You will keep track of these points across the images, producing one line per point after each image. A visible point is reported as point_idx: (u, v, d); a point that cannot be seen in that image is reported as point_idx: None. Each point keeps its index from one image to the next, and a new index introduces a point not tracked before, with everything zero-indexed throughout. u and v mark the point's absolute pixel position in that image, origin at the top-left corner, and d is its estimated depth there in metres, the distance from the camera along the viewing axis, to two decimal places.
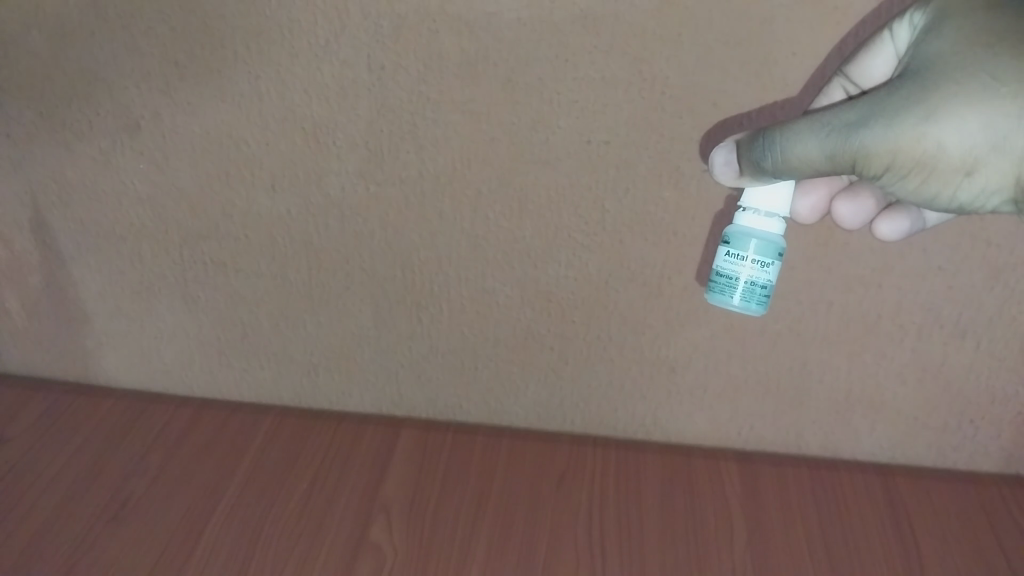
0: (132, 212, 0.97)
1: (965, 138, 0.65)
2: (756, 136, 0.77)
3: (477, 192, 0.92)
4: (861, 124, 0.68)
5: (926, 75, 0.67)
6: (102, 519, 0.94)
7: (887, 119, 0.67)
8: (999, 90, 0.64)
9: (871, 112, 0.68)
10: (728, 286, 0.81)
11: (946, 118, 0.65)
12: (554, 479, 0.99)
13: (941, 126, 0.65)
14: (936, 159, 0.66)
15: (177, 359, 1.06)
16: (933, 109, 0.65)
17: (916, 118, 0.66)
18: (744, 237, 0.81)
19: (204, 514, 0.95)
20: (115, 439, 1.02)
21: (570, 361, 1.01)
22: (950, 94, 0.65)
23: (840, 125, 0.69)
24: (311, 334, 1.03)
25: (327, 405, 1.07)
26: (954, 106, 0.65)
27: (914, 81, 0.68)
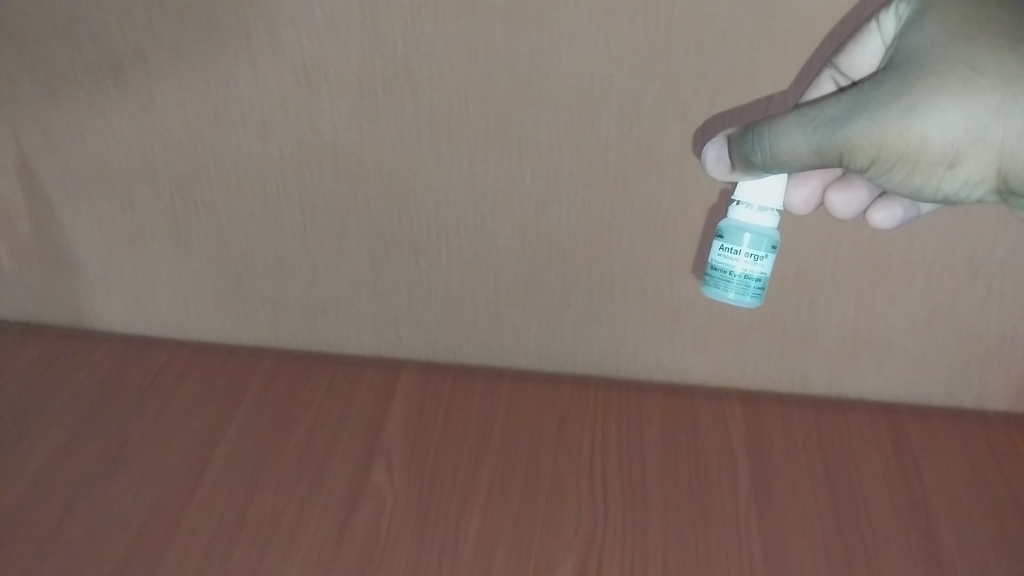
0: (118, 154, 0.94)
1: (947, 131, 0.66)
2: (745, 131, 0.77)
3: (475, 131, 0.89)
4: (847, 119, 0.69)
5: (908, 70, 0.68)
6: (100, 464, 0.93)
7: (871, 113, 0.68)
8: (977, 81, 0.65)
9: (855, 106, 0.68)
10: (723, 280, 0.82)
11: (928, 112, 0.66)
12: (555, 421, 0.99)
13: (923, 120, 0.66)
14: (917, 152, 0.67)
15: (172, 304, 1.05)
16: (915, 104, 0.66)
17: (899, 112, 0.67)
18: (738, 232, 0.82)
19: (202, 457, 0.94)
20: (111, 386, 1.02)
21: (572, 304, 0.99)
22: (932, 88, 0.66)
23: (825, 120, 0.70)
24: (307, 278, 1.01)
25: (326, 348, 1.07)
26: (935, 98, 0.66)
27: (898, 74, 0.68)
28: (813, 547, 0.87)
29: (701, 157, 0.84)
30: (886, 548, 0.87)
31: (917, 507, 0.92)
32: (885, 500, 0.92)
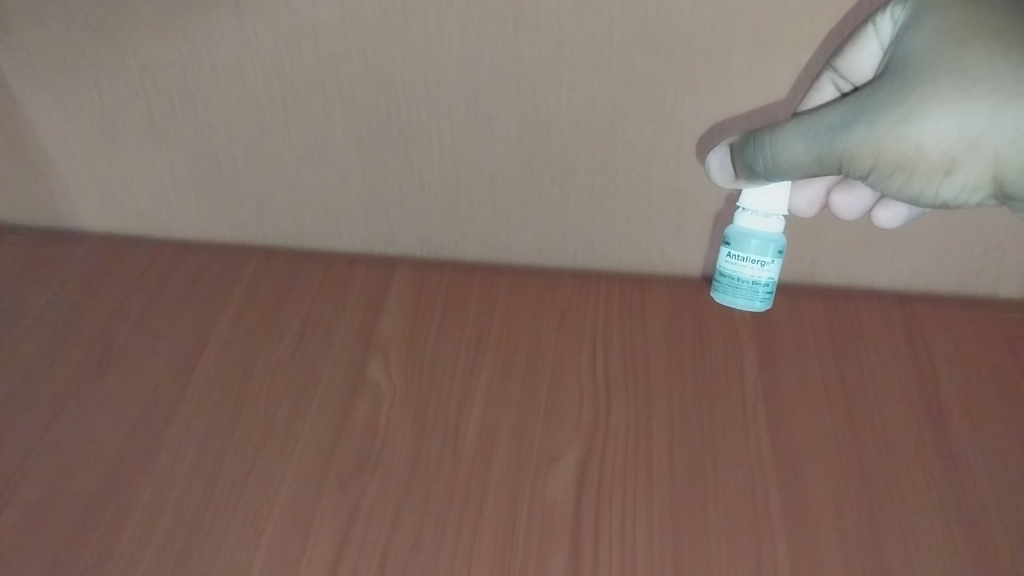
0: (81, 38, 0.87)
1: (941, 137, 0.64)
2: (747, 140, 0.79)
3: (466, 4, 0.81)
4: (843, 127, 0.69)
5: (906, 78, 0.67)
6: (86, 365, 0.89)
7: (867, 122, 0.68)
8: (971, 90, 0.63)
9: (852, 116, 0.69)
10: (730, 287, 0.93)
11: (921, 119, 0.65)
12: (556, 315, 0.95)
13: (917, 128, 0.65)
14: (914, 160, 0.66)
15: (152, 200, 1.00)
16: (906, 113, 0.66)
17: (893, 121, 0.66)
18: (747, 242, 0.89)
19: (192, 357, 0.91)
20: (93, 286, 0.98)
21: (573, 194, 0.94)
22: (925, 95, 0.65)
23: (823, 132, 0.71)
24: (293, 171, 0.95)
25: (316, 244, 1.02)
26: (930, 108, 0.65)
27: (895, 82, 0.68)
28: (823, 437, 0.84)
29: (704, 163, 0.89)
30: (899, 434, 0.85)
31: (929, 395, 0.89)
32: (897, 387, 0.90)
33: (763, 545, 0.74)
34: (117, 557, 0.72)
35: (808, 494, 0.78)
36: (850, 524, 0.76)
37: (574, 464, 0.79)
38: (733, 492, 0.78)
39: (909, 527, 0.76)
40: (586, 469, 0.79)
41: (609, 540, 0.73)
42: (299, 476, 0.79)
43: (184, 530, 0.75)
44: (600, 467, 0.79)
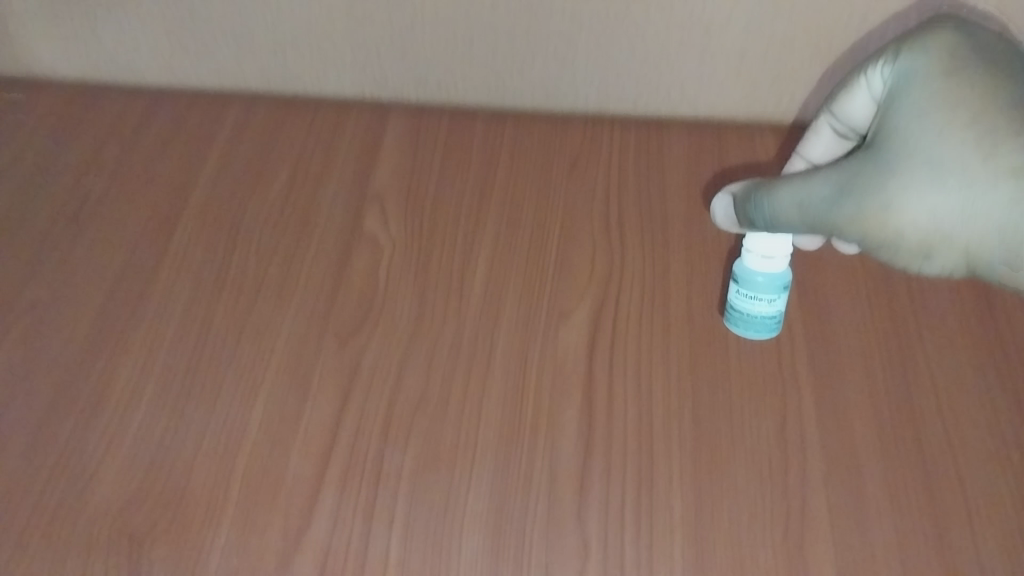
0: None
1: (931, 213, 0.59)
2: (745, 194, 0.72)
3: None
4: (834, 199, 0.64)
5: (904, 137, 0.62)
6: (60, 222, 0.83)
7: (857, 197, 0.62)
8: (957, 167, 0.59)
9: (840, 189, 0.64)
10: (741, 322, 0.72)
11: (899, 207, 0.60)
12: (565, 164, 0.88)
13: (900, 208, 0.60)
14: (906, 239, 0.61)
15: (118, 43, 0.90)
16: (900, 198, 0.60)
17: (878, 202, 0.61)
18: (754, 270, 0.71)
19: (175, 209, 0.84)
20: (62, 139, 0.90)
21: (584, 29, 0.83)
22: (903, 180, 0.61)
23: (813, 198, 0.65)
24: (269, 6, 0.84)
25: (302, 91, 0.93)
26: (915, 230, 0.60)
27: (895, 134, 0.63)
28: (851, 289, 0.78)
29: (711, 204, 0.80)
30: (937, 289, 0.78)
31: None
32: None
33: (788, 398, 0.70)
34: (107, 416, 0.69)
35: (835, 347, 0.73)
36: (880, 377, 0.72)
37: (587, 318, 0.74)
38: (755, 343, 0.73)
39: (941, 378, 0.72)
40: (599, 323, 0.74)
41: (625, 395, 0.69)
42: (294, 334, 0.74)
43: (175, 389, 0.71)
44: (614, 321, 0.74)
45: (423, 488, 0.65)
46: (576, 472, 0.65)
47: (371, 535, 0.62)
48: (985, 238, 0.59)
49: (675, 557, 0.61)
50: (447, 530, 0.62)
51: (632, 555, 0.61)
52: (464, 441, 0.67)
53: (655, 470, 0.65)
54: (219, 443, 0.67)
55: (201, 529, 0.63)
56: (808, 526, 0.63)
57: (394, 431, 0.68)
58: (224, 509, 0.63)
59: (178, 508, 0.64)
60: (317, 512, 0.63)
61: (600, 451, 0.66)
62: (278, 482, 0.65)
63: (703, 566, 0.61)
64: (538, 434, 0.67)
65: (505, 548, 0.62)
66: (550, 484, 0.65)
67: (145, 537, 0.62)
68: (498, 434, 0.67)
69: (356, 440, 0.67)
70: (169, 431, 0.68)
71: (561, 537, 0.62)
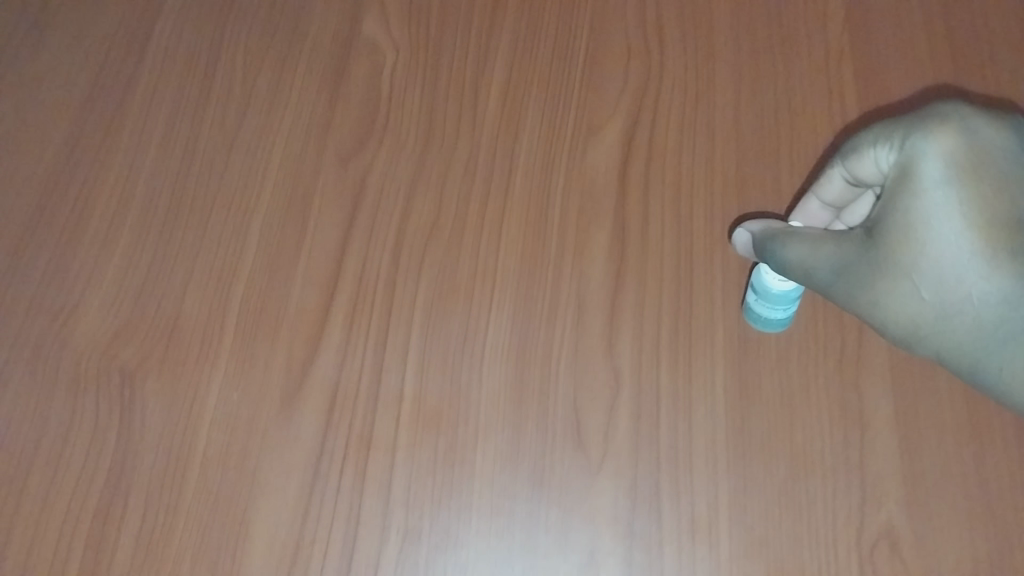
0: None
1: (909, 311, 0.42)
2: (758, 227, 0.53)
3: None
4: (832, 280, 0.46)
5: (903, 225, 0.41)
6: (17, 27, 0.71)
7: (849, 282, 0.44)
8: (978, 275, 0.39)
9: (842, 267, 0.45)
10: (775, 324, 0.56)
11: (886, 298, 0.42)
12: None
13: (884, 299, 0.43)
14: (891, 332, 0.43)
15: None
16: (894, 298, 0.42)
17: (870, 291, 0.43)
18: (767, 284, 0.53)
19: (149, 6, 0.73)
20: None
21: None
22: (890, 268, 0.42)
23: (824, 266, 0.46)
24: None
25: None
26: (890, 332, 0.43)
27: (898, 217, 0.42)
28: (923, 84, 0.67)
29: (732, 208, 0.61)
30: None
31: None
32: None
33: None
34: (87, 240, 0.62)
35: None
36: None
37: (620, 131, 0.65)
38: (810, 155, 0.64)
39: None
40: (634, 137, 0.65)
41: (662, 218, 0.62)
42: (291, 151, 0.66)
43: (161, 212, 0.63)
44: (652, 135, 0.65)
45: (440, 318, 0.58)
46: (608, 302, 0.59)
47: (384, 367, 0.57)
48: (1009, 360, 0.40)
49: (717, 391, 0.56)
50: (467, 363, 0.57)
51: (671, 389, 0.56)
52: (483, 269, 0.60)
53: (696, 299, 0.59)
54: (213, 270, 0.61)
55: (198, 362, 0.57)
56: (865, 357, 0.57)
57: (405, 263, 0.60)
58: (222, 341, 0.58)
59: (172, 340, 0.58)
60: (324, 343, 0.58)
61: (634, 279, 0.60)
62: (280, 312, 0.59)
63: (748, 400, 0.55)
64: (565, 261, 0.60)
65: (531, 381, 0.56)
66: (580, 314, 0.58)
67: (137, 371, 0.57)
68: (521, 260, 0.61)
69: (363, 267, 0.60)
70: (157, 256, 0.61)
71: (592, 370, 0.57)
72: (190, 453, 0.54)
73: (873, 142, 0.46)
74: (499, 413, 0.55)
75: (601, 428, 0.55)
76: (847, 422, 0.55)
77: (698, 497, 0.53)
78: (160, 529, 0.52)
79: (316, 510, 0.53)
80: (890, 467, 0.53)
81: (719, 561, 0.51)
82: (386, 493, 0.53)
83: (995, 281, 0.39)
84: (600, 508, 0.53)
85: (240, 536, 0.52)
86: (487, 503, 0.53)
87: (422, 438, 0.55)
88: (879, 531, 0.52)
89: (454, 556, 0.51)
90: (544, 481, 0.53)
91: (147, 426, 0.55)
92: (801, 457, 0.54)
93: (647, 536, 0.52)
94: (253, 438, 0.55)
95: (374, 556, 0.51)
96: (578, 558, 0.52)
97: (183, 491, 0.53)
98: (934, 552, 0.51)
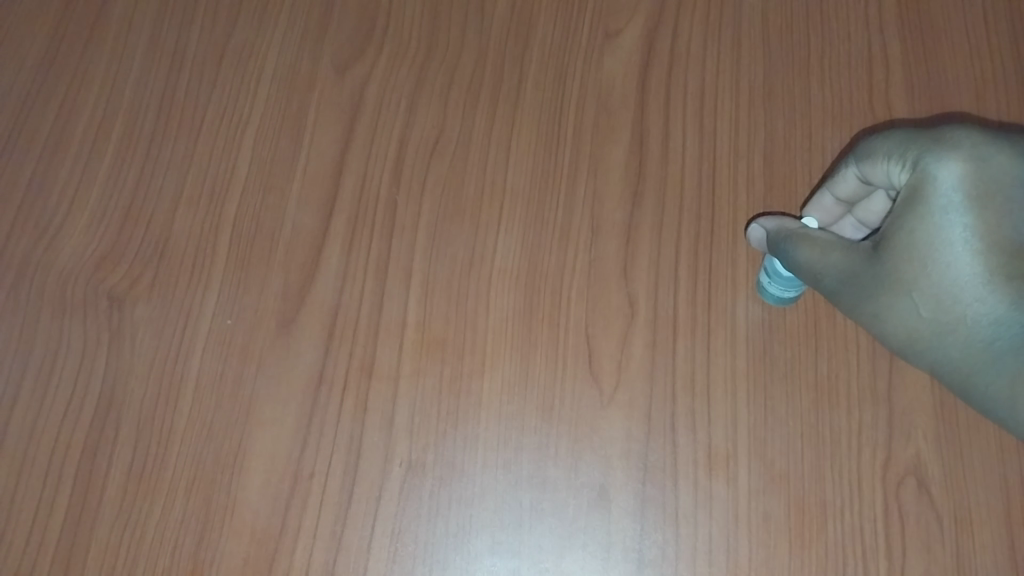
0: None
1: (909, 329, 0.43)
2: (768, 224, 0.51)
3: None
4: (836, 287, 0.46)
5: (909, 244, 0.43)
6: None
7: (854, 291, 0.45)
8: (975, 297, 0.41)
9: (848, 276, 0.45)
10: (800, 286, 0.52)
11: (889, 312, 0.43)
12: None
13: (888, 312, 0.44)
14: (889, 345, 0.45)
15: None
16: (894, 313, 0.43)
17: (873, 306, 0.44)
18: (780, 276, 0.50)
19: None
20: None
21: None
22: (896, 282, 0.43)
23: (830, 272, 0.46)
24: None
25: None
26: (888, 343, 0.45)
27: (906, 235, 0.43)
28: None
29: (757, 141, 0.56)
30: None
31: None
32: None
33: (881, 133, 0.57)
34: (70, 157, 0.58)
35: (943, 64, 0.59)
36: (994, 101, 0.58)
37: (639, 38, 0.60)
38: (843, 65, 0.59)
39: None
40: (654, 44, 0.60)
41: (683, 133, 0.57)
42: (285, 62, 0.61)
43: (148, 127, 0.59)
44: (673, 43, 0.60)
45: (444, 242, 0.55)
46: (623, 225, 0.55)
47: (385, 293, 0.53)
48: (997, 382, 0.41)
49: (738, 319, 0.52)
50: (472, 288, 0.54)
51: (689, 317, 0.52)
52: (490, 189, 0.56)
53: (717, 222, 0.55)
54: (203, 190, 0.57)
55: (189, 287, 0.54)
56: None
57: (406, 187, 0.57)
58: (214, 266, 0.55)
59: (162, 264, 0.55)
60: (322, 267, 0.54)
61: (651, 200, 0.56)
62: (275, 234, 0.55)
63: (771, 330, 0.52)
64: (578, 180, 0.56)
65: (540, 308, 0.53)
66: (593, 237, 0.55)
67: (126, 297, 0.54)
68: (531, 180, 0.57)
69: (363, 186, 0.57)
70: (144, 175, 0.58)
71: (605, 296, 0.53)
72: (183, 383, 0.52)
73: (888, 152, 0.46)
74: (506, 342, 0.52)
75: (614, 358, 0.52)
76: (875, 353, 0.51)
77: (716, 431, 0.50)
78: (153, 461, 0.50)
79: (315, 442, 0.50)
80: (921, 401, 0.50)
81: (737, 497, 0.49)
82: (388, 424, 0.50)
83: (990, 304, 0.41)
84: (612, 441, 0.50)
85: (236, 468, 0.50)
86: (494, 436, 0.50)
87: (426, 367, 0.52)
88: (906, 467, 0.49)
89: (458, 490, 0.49)
90: (553, 413, 0.51)
91: (136, 355, 0.52)
92: (825, 390, 0.51)
93: (662, 470, 0.49)
94: (248, 368, 0.52)
95: (376, 491, 0.49)
96: (588, 493, 0.49)
97: (176, 422, 0.51)
98: (963, 489, 0.49)
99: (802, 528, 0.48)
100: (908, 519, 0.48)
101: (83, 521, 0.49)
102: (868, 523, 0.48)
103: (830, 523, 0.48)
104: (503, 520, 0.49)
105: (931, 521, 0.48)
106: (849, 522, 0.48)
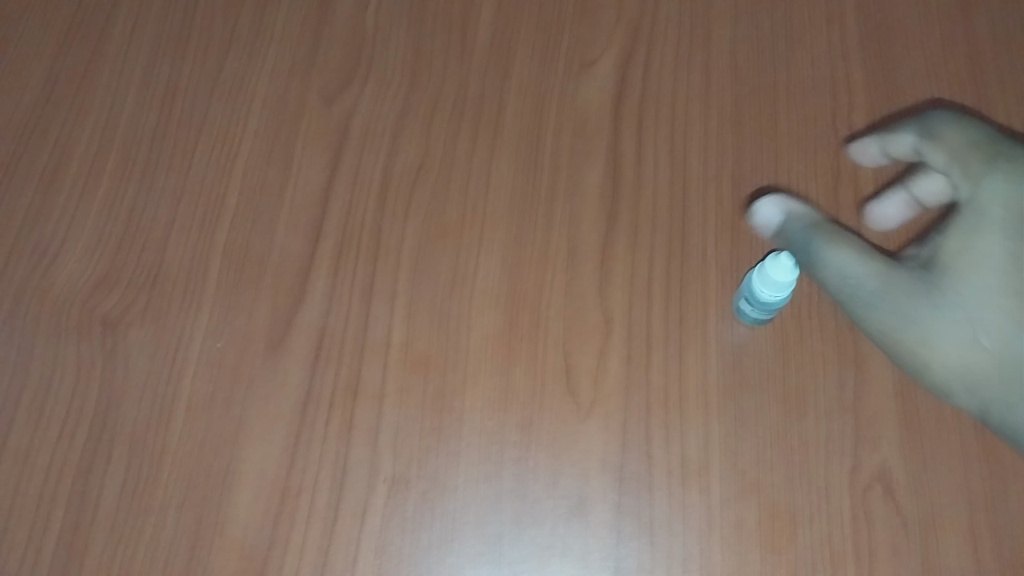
0: None
1: (967, 350, 0.48)
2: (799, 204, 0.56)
3: None
4: (878, 299, 0.51)
5: (957, 264, 0.50)
6: None
7: (899, 301, 0.51)
8: (999, 302, 0.48)
9: (883, 289, 0.51)
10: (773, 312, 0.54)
11: (941, 321, 0.49)
12: None
13: (935, 332, 0.49)
14: (935, 371, 0.49)
15: None
16: (943, 327, 0.49)
17: (927, 317, 0.50)
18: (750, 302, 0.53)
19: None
20: None
21: None
22: (959, 292, 0.49)
23: (866, 286, 0.52)
24: None
25: None
26: (938, 368, 0.49)
27: (954, 250, 0.51)
28: (924, 15, 0.65)
29: (729, 170, 0.59)
30: None
31: None
32: None
33: (843, 156, 0.60)
34: (66, 186, 0.60)
35: (901, 92, 0.62)
36: None
37: (613, 67, 0.63)
38: (807, 91, 0.62)
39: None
40: (628, 73, 0.63)
41: (656, 158, 0.60)
42: (274, 92, 0.63)
43: (141, 156, 0.61)
44: (645, 71, 0.63)
45: (427, 263, 0.57)
46: (599, 246, 0.57)
47: (371, 314, 0.55)
48: None
49: (709, 334, 0.55)
50: (454, 308, 0.56)
51: (662, 333, 0.55)
52: (472, 212, 0.59)
53: (689, 241, 0.57)
54: (194, 216, 0.59)
55: (181, 310, 0.56)
56: None
57: (391, 211, 0.59)
58: (205, 289, 0.57)
59: (155, 289, 0.57)
60: (309, 289, 0.56)
61: (626, 221, 0.58)
62: (264, 258, 0.57)
63: (741, 345, 0.54)
64: (556, 204, 0.59)
65: (520, 327, 0.55)
66: (570, 258, 0.57)
67: (120, 320, 0.56)
68: (510, 203, 0.59)
69: (348, 211, 0.59)
70: (137, 202, 0.60)
71: (582, 314, 0.55)
72: (175, 403, 0.54)
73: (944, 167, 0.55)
74: (487, 359, 0.54)
75: (591, 373, 0.54)
76: (842, 365, 0.54)
77: (690, 442, 0.52)
78: (146, 479, 0.52)
79: (303, 458, 0.52)
80: (885, 410, 0.53)
81: (710, 505, 0.51)
82: (374, 439, 0.52)
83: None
84: (590, 454, 0.52)
85: (226, 484, 0.52)
86: (475, 450, 0.52)
87: (410, 385, 0.54)
88: (873, 475, 0.51)
89: (441, 503, 0.51)
90: (532, 427, 0.53)
91: (130, 377, 0.54)
92: (794, 401, 0.53)
93: (637, 480, 0.51)
94: (238, 388, 0.54)
95: (361, 505, 0.51)
96: (567, 504, 0.51)
97: (168, 440, 0.53)
98: (928, 495, 0.51)
99: (772, 535, 0.50)
100: (875, 525, 0.50)
101: (78, 539, 0.50)
102: (837, 529, 0.50)
103: (799, 529, 0.50)
104: (484, 531, 0.50)
105: (897, 526, 0.50)
106: (819, 529, 0.50)
